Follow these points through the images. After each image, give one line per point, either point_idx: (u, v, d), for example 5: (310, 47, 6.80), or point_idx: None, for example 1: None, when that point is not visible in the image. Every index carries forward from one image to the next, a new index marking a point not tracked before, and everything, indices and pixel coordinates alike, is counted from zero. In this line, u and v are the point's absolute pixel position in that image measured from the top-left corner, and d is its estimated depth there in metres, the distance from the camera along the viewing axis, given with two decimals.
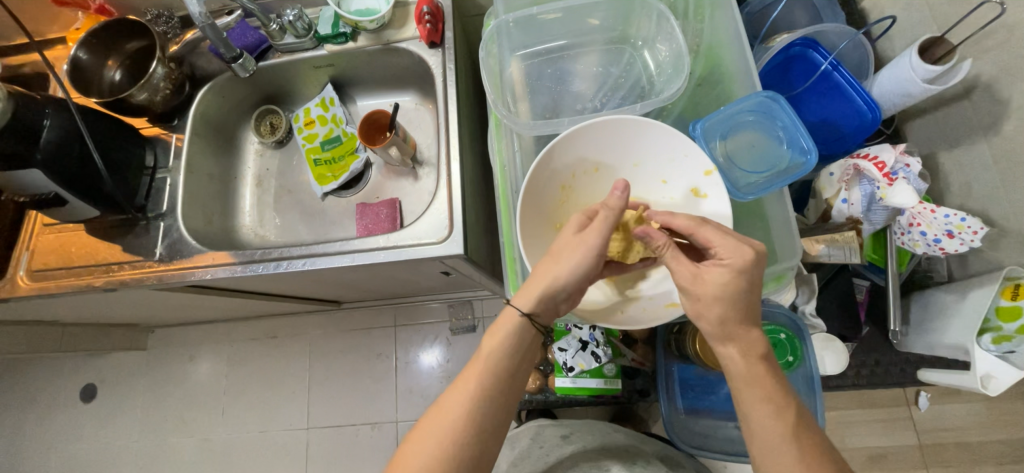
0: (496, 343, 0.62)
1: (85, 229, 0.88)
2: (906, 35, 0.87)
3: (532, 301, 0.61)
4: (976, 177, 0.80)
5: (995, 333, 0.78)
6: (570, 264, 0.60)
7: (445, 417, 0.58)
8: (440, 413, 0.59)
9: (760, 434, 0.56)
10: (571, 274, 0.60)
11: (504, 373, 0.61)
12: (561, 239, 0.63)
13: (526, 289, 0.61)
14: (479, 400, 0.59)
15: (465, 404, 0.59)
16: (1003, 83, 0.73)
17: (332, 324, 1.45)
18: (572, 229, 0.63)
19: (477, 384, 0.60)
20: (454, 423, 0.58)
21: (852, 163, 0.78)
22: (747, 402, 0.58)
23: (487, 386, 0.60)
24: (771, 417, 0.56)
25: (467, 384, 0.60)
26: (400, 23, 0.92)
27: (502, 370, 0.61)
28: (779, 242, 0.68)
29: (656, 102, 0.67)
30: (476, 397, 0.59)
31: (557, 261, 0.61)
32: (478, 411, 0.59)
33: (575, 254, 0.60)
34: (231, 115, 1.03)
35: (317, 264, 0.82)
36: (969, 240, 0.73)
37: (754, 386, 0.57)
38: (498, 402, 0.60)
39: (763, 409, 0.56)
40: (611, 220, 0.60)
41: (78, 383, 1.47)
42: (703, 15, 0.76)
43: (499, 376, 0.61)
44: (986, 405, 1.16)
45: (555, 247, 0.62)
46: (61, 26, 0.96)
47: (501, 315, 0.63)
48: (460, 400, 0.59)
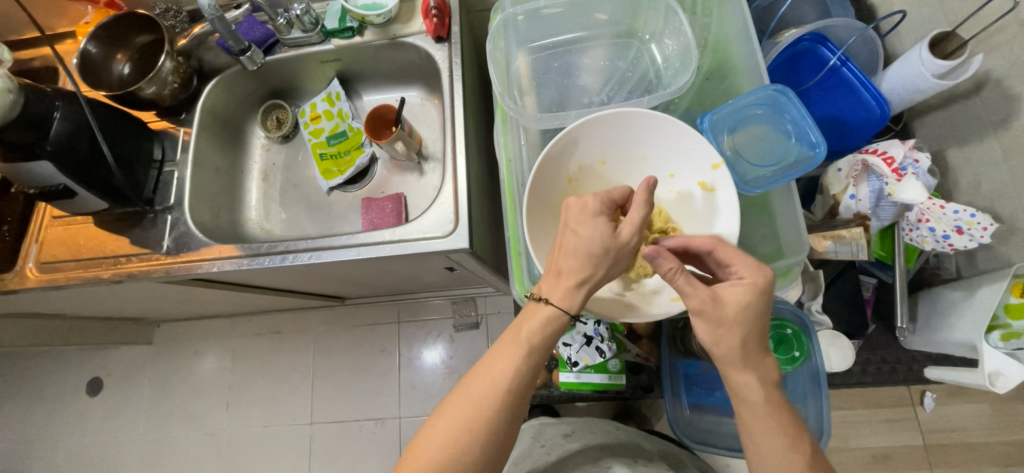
0: (531, 331, 0.60)
1: (93, 222, 0.89)
2: (915, 31, 0.86)
3: (575, 304, 0.59)
4: (986, 174, 0.79)
5: (1003, 330, 0.77)
6: (609, 265, 0.60)
7: (472, 399, 0.58)
8: (468, 393, 0.59)
9: (764, 458, 0.56)
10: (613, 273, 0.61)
11: (536, 362, 0.60)
12: (585, 237, 0.59)
13: (562, 291, 0.59)
14: (508, 387, 0.58)
15: (494, 388, 0.58)
16: (1014, 78, 0.72)
17: (336, 319, 1.45)
18: (598, 228, 0.59)
19: (507, 371, 0.59)
20: (481, 406, 0.57)
21: (861, 158, 0.77)
22: (751, 426, 0.57)
23: (518, 373, 0.59)
24: (786, 450, 0.56)
25: (498, 373, 0.59)
26: (406, 18, 0.92)
27: (533, 358, 0.60)
28: (787, 237, 0.68)
29: (663, 96, 0.67)
30: (506, 383, 0.58)
31: (593, 263, 0.59)
32: (506, 397, 0.58)
33: (613, 257, 0.59)
34: (238, 109, 1.04)
35: (322, 257, 0.82)
36: (979, 237, 0.72)
37: (769, 412, 0.57)
38: (526, 389, 0.59)
39: (776, 439, 0.56)
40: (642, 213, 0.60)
41: (84, 377, 1.48)
42: (710, 9, 0.76)
43: (531, 365, 0.60)
44: (993, 406, 1.15)
45: (582, 246, 0.59)
46: (71, 21, 0.97)
47: (536, 307, 0.61)
48: (489, 383, 0.58)
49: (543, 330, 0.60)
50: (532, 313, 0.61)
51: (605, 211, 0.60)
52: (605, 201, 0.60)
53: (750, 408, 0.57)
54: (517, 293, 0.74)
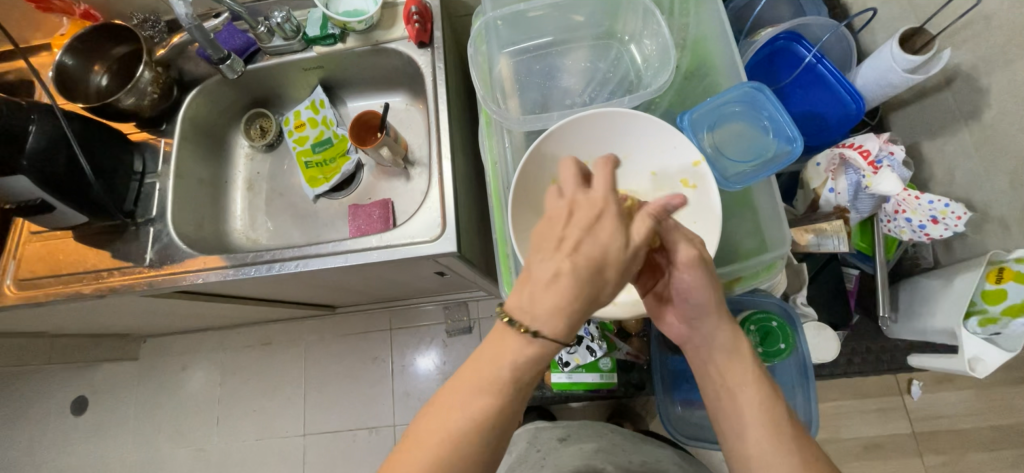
0: (502, 369, 0.50)
1: (73, 236, 0.87)
2: (886, 27, 0.89)
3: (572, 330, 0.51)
4: (959, 165, 0.81)
5: (981, 316, 0.79)
6: (615, 282, 0.52)
7: (429, 451, 0.49)
8: (426, 442, 0.49)
9: (741, 408, 0.55)
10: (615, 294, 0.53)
11: (510, 406, 0.50)
12: (598, 242, 0.51)
13: (564, 318, 0.50)
14: (490, 420, 0.49)
15: (456, 436, 0.49)
16: (981, 71, 0.75)
17: (327, 328, 1.44)
18: (611, 232, 0.52)
19: (474, 415, 0.49)
20: (441, 460, 0.48)
21: (838, 152, 0.79)
22: (730, 375, 0.57)
23: (498, 405, 0.50)
24: (764, 402, 0.55)
25: (476, 405, 0.49)
26: (388, 24, 0.93)
27: (506, 403, 0.50)
28: (769, 232, 0.69)
29: (643, 95, 0.68)
30: (472, 432, 0.49)
31: (602, 278, 0.51)
32: (472, 448, 0.49)
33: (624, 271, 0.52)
34: (220, 118, 1.03)
35: (310, 265, 0.81)
36: (954, 225, 0.75)
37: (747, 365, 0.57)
38: (497, 437, 0.50)
39: (755, 391, 0.55)
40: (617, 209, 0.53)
41: (68, 396, 1.45)
42: (688, 10, 0.77)
43: (503, 409, 0.50)
44: (978, 392, 1.18)
45: (596, 255, 0.51)
46: (46, 33, 0.95)
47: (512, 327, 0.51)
48: (451, 430, 0.49)
49: (518, 366, 0.50)
50: (504, 341, 0.51)
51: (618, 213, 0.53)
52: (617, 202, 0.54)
53: (723, 361, 0.58)
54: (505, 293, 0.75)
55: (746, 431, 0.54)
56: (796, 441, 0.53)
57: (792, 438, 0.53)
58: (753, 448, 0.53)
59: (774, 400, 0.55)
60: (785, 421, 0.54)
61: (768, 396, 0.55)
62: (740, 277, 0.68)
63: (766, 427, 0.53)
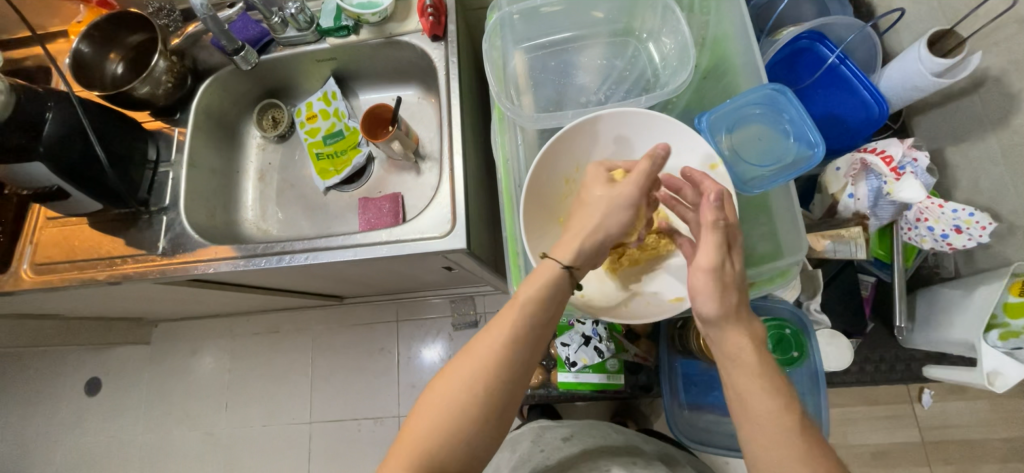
0: (532, 287, 0.59)
1: (87, 223, 0.88)
2: (914, 29, 0.86)
3: (577, 253, 0.60)
4: (985, 173, 0.79)
5: (1001, 329, 0.77)
6: (610, 217, 0.61)
7: (474, 363, 0.57)
8: (470, 355, 0.57)
9: (754, 420, 0.54)
10: (609, 225, 0.61)
11: (541, 318, 0.59)
12: (592, 195, 0.63)
13: (566, 244, 0.60)
14: (513, 345, 0.57)
15: (496, 347, 0.57)
16: (1013, 77, 0.72)
17: (335, 318, 1.45)
18: (599, 183, 0.63)
19: (509, 324, 0.58)
20: (488, 366, 0.56)
21: (860, 157, 0.78)
22: (743, 387, 0.56)
23: (521, 335, 0.57)
24: (776, 414, 0.53)
25: (500, 330, 0.58)
26: (403, 16, 0.92)
27: (539, 317, 0.59)
28: (785, 238, 0.68)
29: (661, 95, 0.66)
30: (511, 341, 0.57)
31: (594, 213, 0.61)
32: (509, 358, 0.57)
33: (613, 206, 0.61)
34: (234, 108, 1.03)
35: (319, 258, 0.81)
36: (977, 236, 0.72)
37: (760, 376, 0.56)
38: (533, 343, 0.58)
39: (768, 402, 0.54)
40: (645, 166, 0.61)
41: (82, 377, 1.48)
42: (709, 6, 0.76)
43: (536, 320, 0.58)
44: (992, 402, 1.15)
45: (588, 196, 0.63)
46: (63, 19, 0.96)
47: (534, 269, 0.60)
48: (491, 343, 0.57)
49: (548, 288, 0.59)
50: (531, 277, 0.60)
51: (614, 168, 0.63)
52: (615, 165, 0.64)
53: (743, 365, 0.57)
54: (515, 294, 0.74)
55: (754, 436, 0.54)
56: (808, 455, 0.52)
57: (802, 449, 0.52)
58: (758, 453, 0.54)
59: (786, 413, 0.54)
60: (796, 433, 0.53)
61: (779, 410, 0.53)
62: (754, 283, 0.67)
63: (783, 440, 0.52)
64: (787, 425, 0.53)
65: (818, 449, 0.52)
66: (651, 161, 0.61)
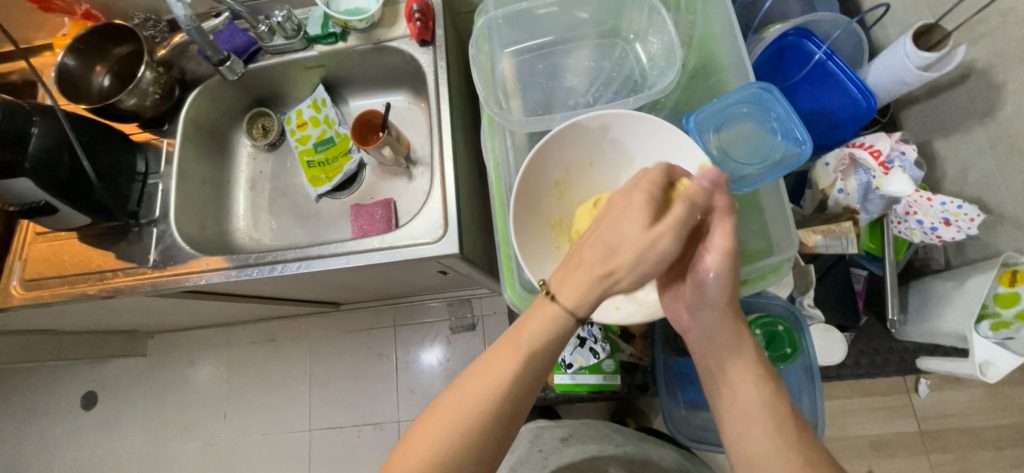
0: (535, 333, 0.54)
1: (77, 237, 0.87)
2: (899, 23, 0.87)
3: (587, 301, 0.53)
4: (973, 165, 0.79)
5: (993, 320, 0.77)
6: (635, 270, 0.52)
7: (463, 408, 0.52)
8: (458, 398, 0.53)
9: (743, 407, 0.55)
10: (634, 279, 0.52)
11: (541, 367, 0.54)
12: (619, 231, 0.53)
13: (575, 286, 0.53)
14: (508, 392, 0.52)
15: (487, 394, 0.52)
16: (997, 69, 0.73)
17: (332, 325, 1.44)
18: (631, 226, 0.52)
19: (507, 372, 0.53)
20: (480, 411, 0.52)
21: (848, 152, 0.78)
22: (733, 376, 0.57)
23: (519, 381, 0.53)
24: (764, 400, 0.55)
25: (496, 375, 0.53)
26: (390, 21, 0.91)
27: (539, 363, 0.54)
28: (776, 235, 0.68)
29: (648, 96, 0.66)
30: (504, 391, 0.52)
31: (618, 260, 0.52)
32: (501, 408, 0.52)
33: (642, 259, 0.52)
34: (223, 117, 1.03)
35: (312, 267, 0.81)
36: (966, 228, 0.73)
37: (752, 365, 0.57)
38: (529, 392, 0.54)
39: (757, 391, 0.56)
40: (683, 212, 0.51)
41: (78, 390, 1.47)
42: (695, 6, 0.76)
43: (536, 369, 0.54)
44: (988, 391, 1.16)
45: (609, 237, 0.53)
46: (48, 33, 0.95)
47: (534, 308, 0.55)
48: (484, 389, 0.52)
49: (550, 334, 0.54)
50: (535, 314, 0.55)
51: (652, 206, 0.52)
52: (654, 197, 0.53)
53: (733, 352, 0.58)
54: (508, 297, 0.74)
55: (742, 423, 0.55)
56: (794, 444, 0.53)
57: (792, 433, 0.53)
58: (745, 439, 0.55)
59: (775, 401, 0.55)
60: (785, 421, 0.54)
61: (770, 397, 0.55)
62: (745, 280, 0.68)
63: (770, 423, 0.54)
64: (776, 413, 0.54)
65: (807, 443, 0.53)
66: (689, 204, 0.51)
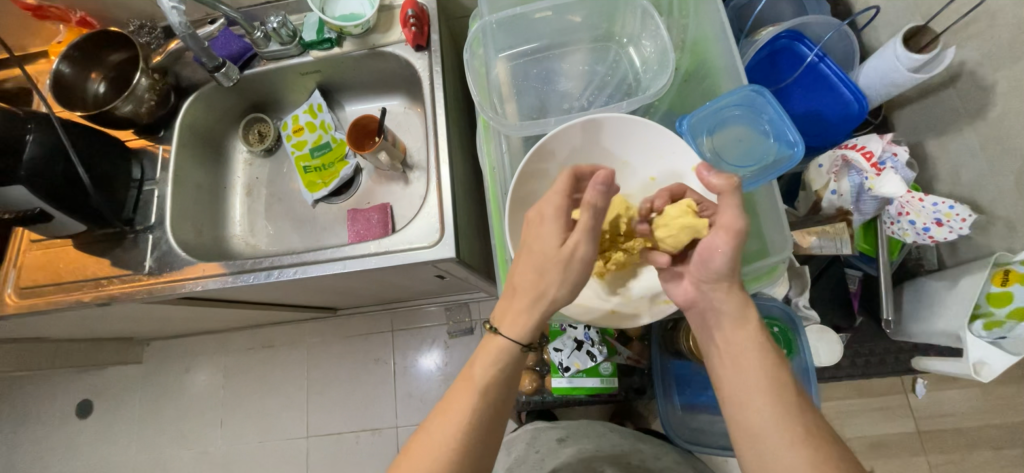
0: (485, 367, 0.59)
1: (72, 244, 0.87)
2: (890, 26, 0.88)
3: (525, 324, 0.59)
4: (964, 165, 0.80)
5: (986, 319, 0.78)
6: (563, 284, 0.57)
7: (429, 455, 0.56)
8: (425, 443, 0.57)
9: (745, 374, 0.56)
10: (566, 292, 0.58)
11: (495, 400, 0.59)
12: (539, 254, 0.58)
13: (513, 315, 0.59)
14: (469, 427, 0.57)
15: (452, 432, 0.57)
16: (987, 70, 0.73)
17: (329, 330, 1.44)
18: (552, 246, 0.58)
19: (464, 410, 0.57)
20: (447, 450, 0.56)
21: (841, 153, 0.78)
22: (735, 345, 0.58)
23: (477, 414, 0.58)
24: (766, 369, 0.55)
25: (456, 412, 0.58)
26: (385, 27, 0.92)
27: (493, 394, 0.59)
28: (770, 236, 0.68)
29: (642, 99, 0.67)
30: (465, 427, 0.57)
31: (547, 280, 0.58)
32: (464, 448, 0.56)
33: (566, 272, 0.57)
34: (219, 123, 1.03)
35: (308, 272, 0.81)
36: (958, 228, 0.74)
37: (753, 333, 0.58)
38: (490, 425, 0.58)
39: (758, 359, 0.57)
40: (588, 219, 0.56)
41: (73, 398, 1.46)
42: (687, 11, 0.77)
43: (491, 402, 0.59)
44: (984, 390, 1.17)
45: (535, 261, 0.58)
46: (43, 40, 0.95)
47: (483, 343, 0.61)
48: (446, 431, 0.57)
49: (497, 365, 0.59)
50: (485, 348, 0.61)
51: (561, 217, 0.59)
52: (563, 207, 0.59)
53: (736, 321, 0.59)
54: None
55: (743, 389, 0.56)
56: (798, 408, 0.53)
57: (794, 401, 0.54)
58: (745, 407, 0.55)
59: (776, 369, 0.56)
60: (788, 390, 0.54)
61: (772, 364, 0.56)
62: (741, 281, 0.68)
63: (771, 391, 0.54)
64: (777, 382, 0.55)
65: (805, 412, 0.53)
66: (593, 212, 0.56)
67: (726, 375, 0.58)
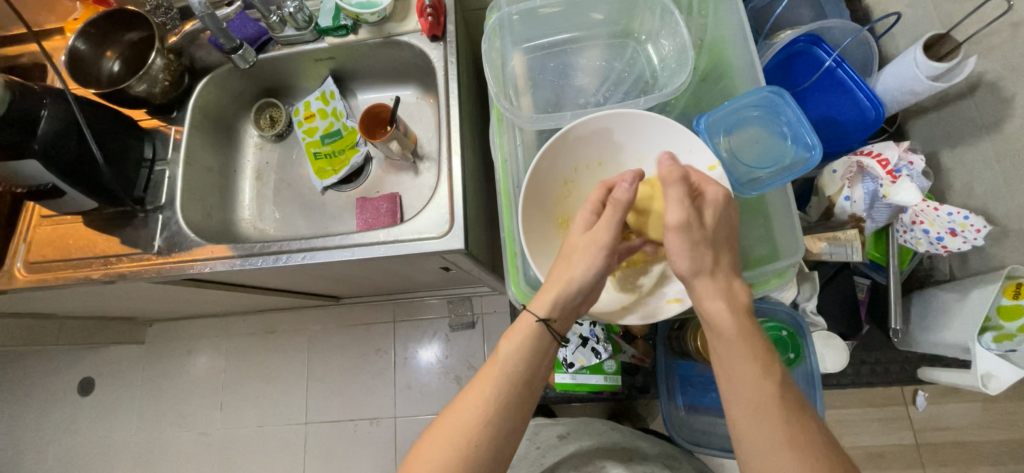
0: (512, 345, 0.60)
1: (82, 221, 0.87)
2: (910, 33, 0.87)
3: (546, 300, 0.60)
4: (978, 176, 0.79)
5: (996, 332, 0.77)
6: (585, 262, 0.60)
7: (456, 427, 0.56)
8: (450, 419, 0.57)
9: (735, 389, 0.55)
10: (587, 272, 0.59)
11: (522, 379, 0.59)
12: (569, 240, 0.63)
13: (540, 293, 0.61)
14: (495, 399, 0.57)
15: (479, 407, 0.57)
16: (1008, 81, 0.73)
17: (331, 319, 1.44)
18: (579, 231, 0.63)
19: (489, 387, 0.58)
20: (472, 421, 0.56)
21: (856, 160, 0.78)
22: (725, 358, 0.57)
23: (503, 388, 0.58)
24: (758, 385, 0.54)
25: (484, 384, 0.58)
26: (402, 16, 0.91)
27: (520, 373, 0.59)
28: (782, 240, 0.68)
29: (660, 97, 0.66)
30: (492, 402, 0.57)
31: (571, 261, 0.61)
32: (488, 423, 0.56)
33: (590, 253, 0.60)
34: (232, 106, 1.03)
35: (316, 258, 0.81)
36: (973, 238, 0.73)
37: (743, 344, 0.56)
38: (519, 398, 0.58)
39: (748, 372, 0.55)
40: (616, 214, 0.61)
41: (75, 376, 1.47)
42: (706, 10, 0.76)
43: (518, 376, 0.59)
44: (985, 405, 1.16)
45: (564, 247, 0.63)
46: (59, 17, 0.95)
47: (517, 321, 0.62)
48: (471, 407, 0.57)
49: (528, 340, 0.60)
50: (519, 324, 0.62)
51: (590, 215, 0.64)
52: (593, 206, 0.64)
53: (725, 334, 0.57)
54: (512, 294, 0.74)
55: (736, 406, 0.54)
56: (785, 420, 0.52)
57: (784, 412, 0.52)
58: (740, 423, 0.54)
59: (765, 380, 0.54)
60: (775, 402, 0.53)
61: (759, 375, 0.54)
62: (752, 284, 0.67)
63: (764, 404, 0.53)
64: (768, 393, 0.53)
65: (798, 421, 0.52)
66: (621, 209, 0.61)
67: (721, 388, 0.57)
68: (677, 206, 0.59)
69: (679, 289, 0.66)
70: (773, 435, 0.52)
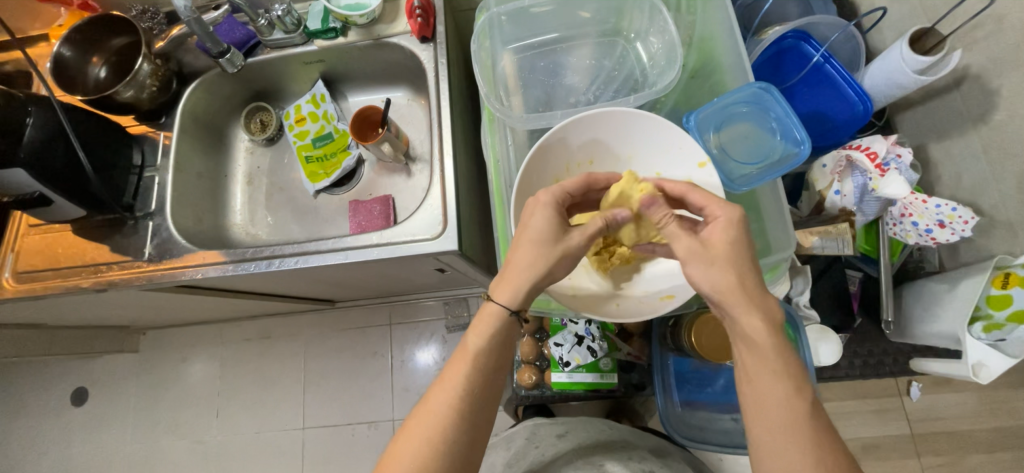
0: (479, 337, 0.60)
1: (71, 229, 0.86)
2: (896, 28, 0.88)
3: (517, 296, 0.59)
4: (967, 169, 0.80)
5: (985, 322, 0.78)
6: (546, 257, 0.59)
7: (428, 424, 0.56)
8: (423, 413, 0.57)
9: (765, 404, 0.54)
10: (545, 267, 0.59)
11: (489, 368, 0.59)
12: (529, 229, 0.60)
13: (505, 285, 0.59)
14: (465, 395, 0.57)
15: (450, 404, 0.57)
16: (992, 74, 0.73)
17: (327, 323, 1.44)
18: (541, 218, 0.60)
19: (460, 379, 0.58)
20: (445, 417, 0.56)
21: (845, 153, 0.79)
22: (754, 371, 0.55)
23: (473, 383, 0.58)
24: (788, 402, 0.53)
25: (452, 380, 0.58)
26: (391, 18, 0.91)
27: (486, 364, 0.59)
28: (773, 235, 0.68)
29: (649, 95, 0.67)
30: (462, 398, 0.57)
31: (536, 254, 0.59)
32: (462, 416, 0.57)
33: (553, 248, 0.59)
34: (222, 110, 1.02)
35: (309, 262, 0.81)
36: (960, 230, 0.74)
37: (773, 360, 0.54)
38: (487, 391, 0.59)
39: (780, 388, 0.53)
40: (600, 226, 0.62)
41: (68, 387, 1.45)
42: (695, 6, 0.76)
43: (485, 369, 0.59)
44: (978, 394, 1.17)
45: (525, 236, 0.60)
46: (43, 23, 0.94)
47: (480, 311, 0.60)
48: (443, 401, 0.57)
49: (493, 333, 0.60)
50: (483, 315, 0.60)
51: (556, 204, 0.61)
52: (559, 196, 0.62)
53: (756, 348, 0.55)
54: None
55: (764, 421, 0.53)
56: (815, 442, 0.52)
57: (812, 431, 0.52)
58: (764, 438, 0.53)
59: (795, 396, 0.53)
60: (804, 421, 0.52)
61: (790, 392, 0.53)
62: None
63: (793, 423, 0.52)
64: (798, 409, 0.53)
65: (827, 441, 0.52)
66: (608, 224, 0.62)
67: (745, 399, 0.55)
68: (689, 236, 0.58)
69: (672, 286, 0.66)
70: (802, 455, 0.51)
